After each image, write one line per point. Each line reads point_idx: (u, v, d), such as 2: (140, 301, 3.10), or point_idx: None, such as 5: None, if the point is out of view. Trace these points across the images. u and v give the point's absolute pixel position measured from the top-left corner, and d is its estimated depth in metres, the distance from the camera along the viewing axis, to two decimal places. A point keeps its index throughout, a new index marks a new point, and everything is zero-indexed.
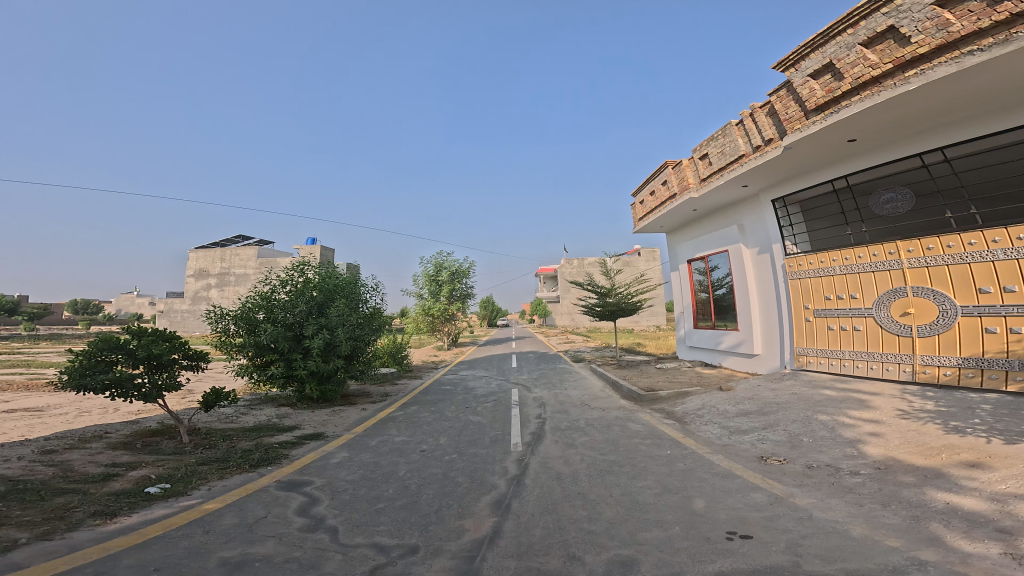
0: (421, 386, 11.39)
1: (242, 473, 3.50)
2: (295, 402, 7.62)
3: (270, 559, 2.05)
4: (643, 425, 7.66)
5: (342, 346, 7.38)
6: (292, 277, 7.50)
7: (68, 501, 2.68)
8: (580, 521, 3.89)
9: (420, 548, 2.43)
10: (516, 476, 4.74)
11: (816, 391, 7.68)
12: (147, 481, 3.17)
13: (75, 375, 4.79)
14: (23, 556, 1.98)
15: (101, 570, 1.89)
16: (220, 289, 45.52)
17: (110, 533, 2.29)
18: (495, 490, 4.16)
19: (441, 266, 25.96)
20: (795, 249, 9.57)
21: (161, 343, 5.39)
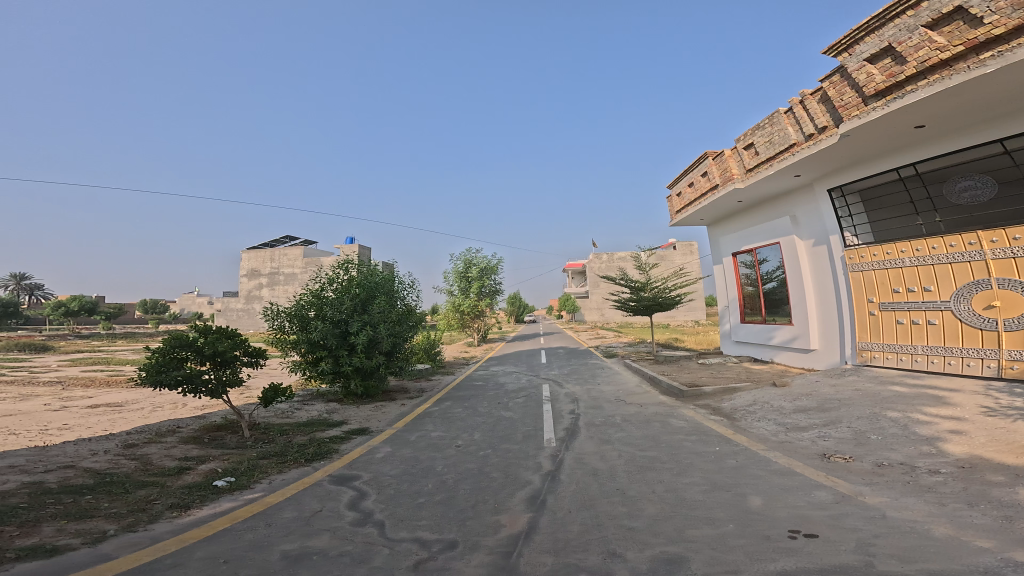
0: (453, 381, 11.76)
1: (299, 467, 3.79)
2: (341, 398, 8.13)
3: (326, 552, 2.19)
4: (687, 421, 7.40)
5: (383, 342, 7.76)
6: (337, 276, 7.94)
7: (149, 494, 3.04)
8: (619, 518, 3.85)
9: (459, 543, 2.52)
10: (551, 471, 4.78)
11: (883, 386, 7.02)
12: (214, 475, 3.52)
13: (153, 372, 5.39)
14: (113, 547, 2.26)
15: (179, 560, 2.11)
16: (271, 289, 49.05)
17: (186, 525, 2.56)
18: (529, 485, 4.23)
19: (470, 262, 26.48)
20: (855, 240, 8.74)
21: (225, 340, 5.94)
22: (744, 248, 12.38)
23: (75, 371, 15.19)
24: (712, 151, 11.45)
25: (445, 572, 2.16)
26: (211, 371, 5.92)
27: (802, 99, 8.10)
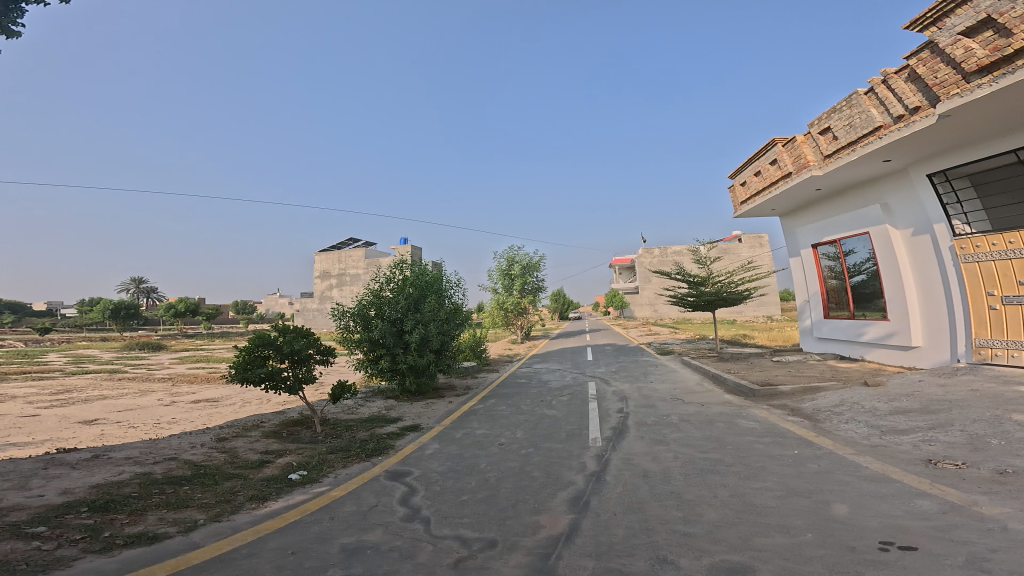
0: (498, 379, 12.09)
1: (360, 462, 4.17)
2: (395, 395, 8.74)
3: (379, 547, 2.40)
4: (760, 422, 6.87)
5: (433, 341, 8.22)
6: (394, 275, 8.46)
7: (234, 486, 3.54)
8: (673, 522, 3.72)
9: (498, 543, 2.64)
10: (596, 472, 4.75)
11: (1008, 387, 5.94)
12: (288, 468, 4.00)
13: (241, 369, 6.19)
14: (203, 535, 2.66)
15: (256, 549, 2.43)
16: (339, 289, 53.65)
17: (262, 516, 2.94)
18: (573, 486, 4.25)
19: (512, 260, 26.69)
20: (967, 229, 7.55)
21: (300, 338, 6.67)
22: (823, 241, 11.17)
23: (183, 370, 17.86)
24: (780, 138, 10.80)
25: (483, 571, 2.28)
26: (289, 369, 6.67)
27: (886, 79, 7.69)
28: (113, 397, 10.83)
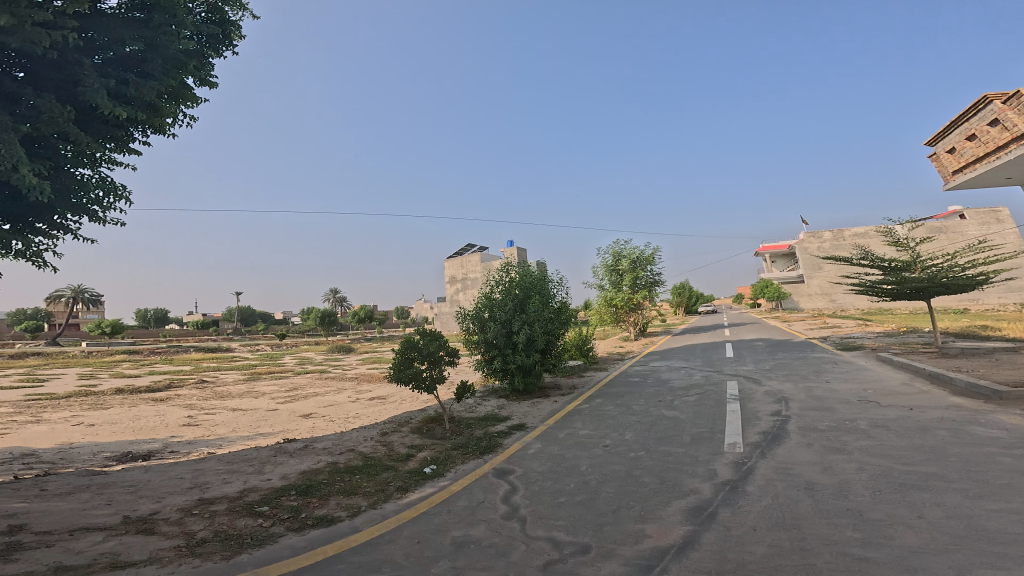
0: (606, 378, 12.02)
1: (474, 459, 5.00)
2: (506, 395, 9.56)
3: (480, 542, 2.92)
4: (1007, 430, 5.18)
5: (539, 341, 8.77)
6: (501, 278, 9.20)
7: (388, 477, 4.54)
8: (845, 544, 3.14)
9: (592, 551, 2.85)
10: (732, 481, 4.38)
11: None
12: (424, 462, 4.93)
13: (396, 369, 7.68)
14: (363, 520, 3.54)
15: (394, 536, 3.15)
16: (464, 291, 59.65)
17: (403, 505, 3.75)
18: (695, 495, 4.05)
19: (619, 255, 26.00)
20: None
21: (434, 341, 7.89)
22: None
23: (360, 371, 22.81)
24: (997, 94, 10.54)
25: (571, 574, 2.57)
26: (428, 369, 7.94)
27: None
28: (318, 394, 14.55)
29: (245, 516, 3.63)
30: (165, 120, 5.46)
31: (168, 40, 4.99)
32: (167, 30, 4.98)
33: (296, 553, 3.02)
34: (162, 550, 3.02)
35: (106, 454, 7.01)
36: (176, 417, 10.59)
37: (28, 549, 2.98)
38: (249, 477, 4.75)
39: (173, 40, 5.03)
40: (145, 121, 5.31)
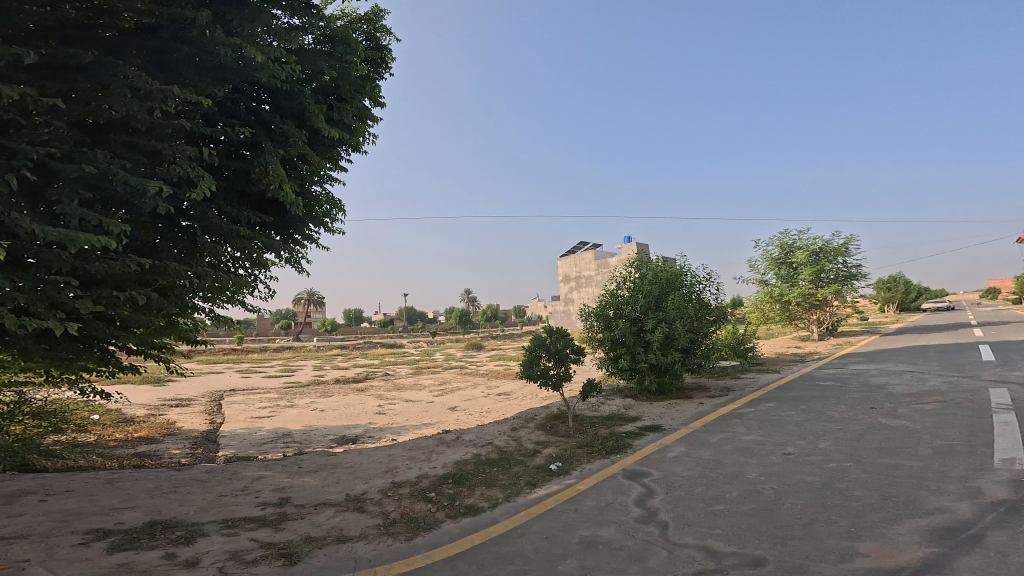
0: (770, 381, 10.51)
1: (600, 459, 4.95)
2: (635, 392, 9.80)
3: (610, 543, 2.89)
4: None
5: (677, 339, 8.85)
6: (629, 277, 9.60)
7: (518, 471, 4.84)
8: None
9: (763, 568, 2.54)
10: (1011, 502, 3.26)
11: None
12: (550, 459, 5.08)
13: (526, 367, 8.13)
14: (499, 512, 3.83)
15: (525, 530, 3.30)
16: (578, 290, 59.18)
17: (532, 501, 3.93)
18: (944, 515, 3.17)
19: (789, 248, 22.40)
20: None
21: (562, 338, 8.16)
22: None
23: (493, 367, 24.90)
24: None
25: None
26: (556, 367, 8.24)
27: None
28: (463, 388, 16.41)
29: (420, 501, 4.30)
30: (359, 139, 6.95)
31: (351, 69, 6.15)
32: (349, 59, 6.06)
33: (454, 539, 3.44)
34: (368, 527, 3.79)
35: (328, 437, 9.24)
36: (371, 405, 13.41)
37: (291, 519, 4.09)
38: (421, 463, 5.62)
39: (353, 69, 6.19)
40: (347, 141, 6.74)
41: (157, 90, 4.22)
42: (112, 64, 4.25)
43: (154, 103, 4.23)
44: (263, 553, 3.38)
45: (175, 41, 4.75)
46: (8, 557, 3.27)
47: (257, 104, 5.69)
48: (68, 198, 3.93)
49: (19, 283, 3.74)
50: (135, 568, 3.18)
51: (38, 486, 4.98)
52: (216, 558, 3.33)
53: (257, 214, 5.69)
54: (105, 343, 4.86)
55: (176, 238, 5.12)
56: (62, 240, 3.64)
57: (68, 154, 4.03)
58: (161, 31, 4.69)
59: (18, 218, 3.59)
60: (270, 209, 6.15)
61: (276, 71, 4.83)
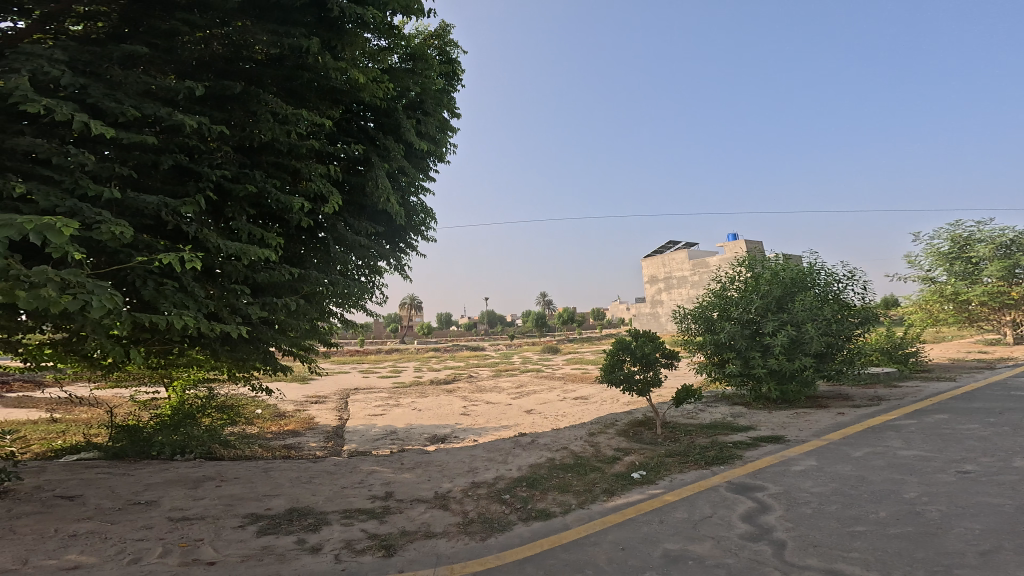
0: (941, 393, 8.33)
1: (696, 470, 4.59)
2: (752, 399, 9.64)
3: (703, 560, 2.64)
4: None
5: (806, 344, 8.76)
6: (739, 279, 9.85)
7: (595, 478, 4.59)
8: None
9: None
10: None
11: None
12: (632, 467, 4.82)
13: (607, 372, 7.99)
14: (571, 519, 3.64)
15: (600, 539, 3.11)
16: (670, 292, 55.21)
17: (608, 509, 3.70)
18: None
19: (965, 241, 18.14)
20: None
21: (649, 342, 7.95)
22: None
23: (571, 370, 24.64)
24: None
25: None
26: (640, 372, 8.05)
27: None
28: (541, 390, 16.55)
29: (495, 502, 4.31)
30: (443, 149, 7.86)
31: (430, 83, 6.89)
32: (426, 73, 6.80)
33: (525, 542, 3.37)
34: (450, 525, 3.92)
35: (425, 435, 10.00)
36: (454, 406, 14.26)
37: (393, 513, 4.43)
38: (498, 465, 5.67)
39: (432, 82, 6.95)
40: (433, 152, 7.69)
41: (292, 114, 4.83)
42: (256, 95, 4.90)
43: (291, 126, 4.84)
44: (370, 544, 3.70)
45: (297, 68, 5.26)
46: (192, 534, 4.09)
47: (363, 123, 6.55)
48: (240, 217, 4.90)
49: (212, 291, 4.79)
50: (277, 550, 3.71)
51: (217, 472, 6.19)
52: (335, 545, 3.74)
53: (371, 225, 6.85)
54: (265, 344, 5.88)
55: (314, 248, 6.21)
56: (239, 251, 4.51)
57: (235, 174, 4.86)
58: (286, 61, 5.19)
59: (207, 234, 4.43)
60: (381, 218, 7.28)
61: (375, 89, 5.44)
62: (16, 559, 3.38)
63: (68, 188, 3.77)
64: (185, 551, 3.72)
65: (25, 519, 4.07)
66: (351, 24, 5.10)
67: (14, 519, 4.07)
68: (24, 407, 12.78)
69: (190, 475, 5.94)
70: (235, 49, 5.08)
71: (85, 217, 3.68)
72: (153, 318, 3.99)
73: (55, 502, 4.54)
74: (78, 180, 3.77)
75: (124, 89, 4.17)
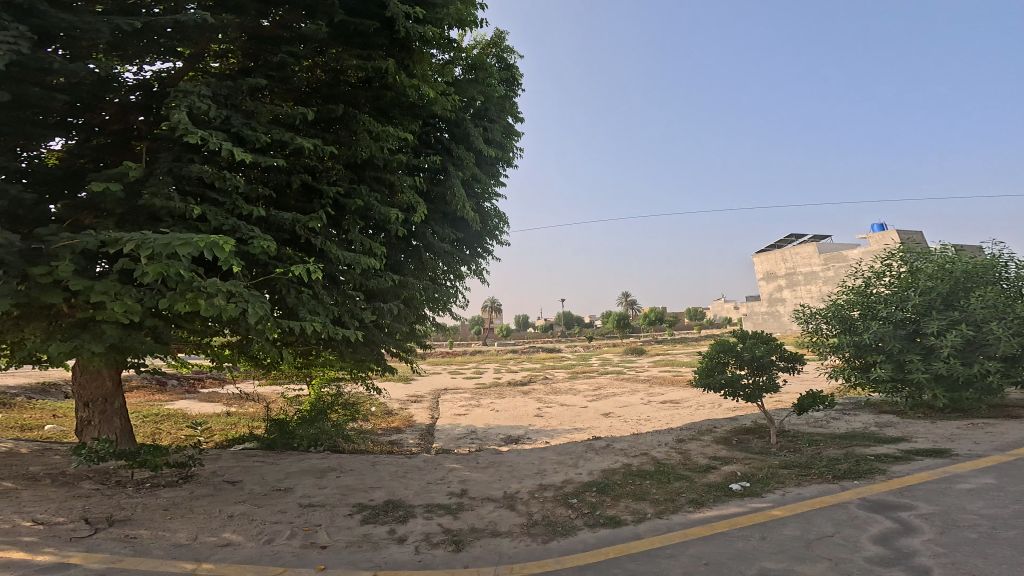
0: None
1: (815, 484, 4.61)
2: (907, 408, 7.75)
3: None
4: None
5: (994, 346, 6.91)
6: (889, 271, 8.28)
7: (681, 487, 4.82)
8: None
9: None
10: None
11: None
12: (730, 479, 5.03)
13: (704, 375, 7.24)
14: (644, 528, 3.84)
15: (676, 552, 3.31)
16: (794, 290, 48.55)
17: (691, 521, 3.93)
18: None
19: None
20: None
21: (761, 344, 7.11)
22: None
23: (660, 373, 23.15)
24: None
25: None
26: (749, 376, 7.19)
27: None
28: (620, 396, 16.02)
29: (560, 506, 4.42)
30: (510, 153, 8.15)
31: (490, 89, 7.20)
32: (487, 81, 7.08)
33: (587, 548, 3.50)
34: (514, 525, 4.05)
35: (501, 435, 10.33)
36: (527, 407, 14.38)
37: (466, 509, 4.56)
38: (567, 468, 5.70)
39: (493, 89, 7.24)
40: (502, 157, 8.01)
41: (382, 131, 5.35)
42: (356, 116, 5.43)
43: (383, 142, 5.37)
44: (443, 537, 3.89)
45: (383, 87, 5.70)
46: (313, 519, 4.58)
47: (439, 134, 6.98)
48: (353, 228, 5.50)
49: (336, 298, 5.50)
50: (372, 538, 4.03)
51: (338, 464, 7.06)
52: (415, 537, 3.96)
53: (452, 232, 7.37)
54: (378, 345, 6.61)
55: (410, 253, 6.78)
56: (353, 260, 5.14)
57: (347, 190, 5.51)
58: (373, 82, 5.67)
59: (329, 246, 5.10)
60: (461, 225, 7.71)
61: (444, 102, 5.85)
62: (189, 536, 4.13)
63: (229, 209, 4.58)
64: (306, 535, 4.19)
65: (203, 500, 5.08)
66: (418, 42, 5.48)
67: (194, 499, 5.07)
68: (212, 402, 16.27)
69: (318, 466, 6.87)
70: (334, 75, 5.67)
71: (242, 234, 4.48)
72: (296, 323, 4.76)
73: (222, 486, 5.59)
74: (236, 202, 4.58)
75: (257, 119, 4.82)
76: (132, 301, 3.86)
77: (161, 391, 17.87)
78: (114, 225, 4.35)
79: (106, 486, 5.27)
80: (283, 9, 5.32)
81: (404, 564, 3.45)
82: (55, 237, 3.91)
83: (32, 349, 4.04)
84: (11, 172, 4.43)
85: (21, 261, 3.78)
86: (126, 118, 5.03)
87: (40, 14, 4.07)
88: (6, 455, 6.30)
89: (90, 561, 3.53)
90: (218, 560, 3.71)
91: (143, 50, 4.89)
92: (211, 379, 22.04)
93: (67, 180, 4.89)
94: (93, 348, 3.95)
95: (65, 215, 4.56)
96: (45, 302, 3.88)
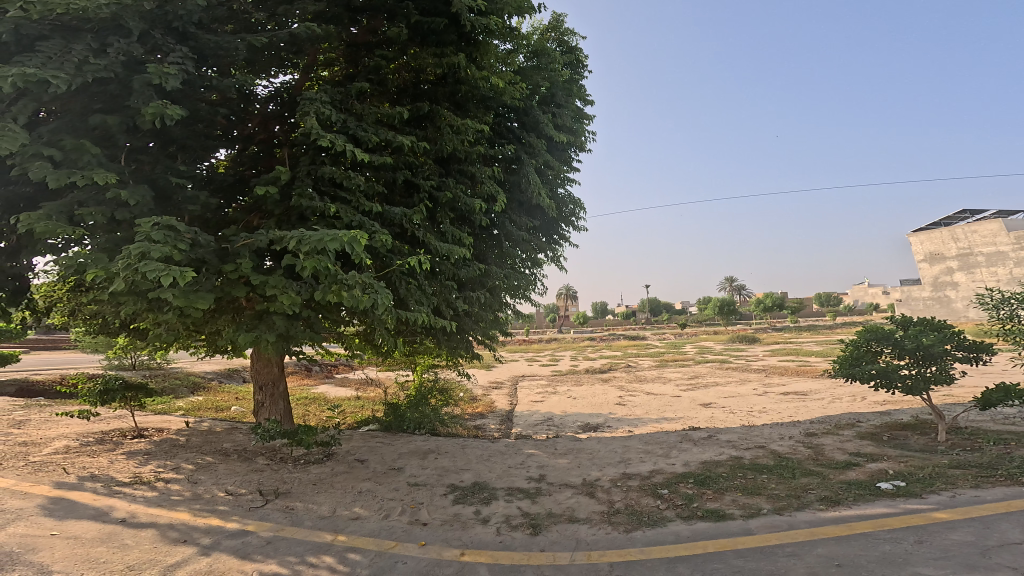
0: None
1: (1003, 488, 3.66)
2: None
3: None
4: None
5: None
6: None
7: (808, 484, 4.11)
8: None
9: None
10: None
11: None
12: (879, 477, 4.16)
13: (847, 365, 6.05)
14: (757, 524, 3.40)
15: (799, 551, 2.91)
16: (970, 272, 38.81)
17: (819, 521, 3.36)
18: None
19: None
20: None
21: (930, 334, 5.73)
22: None
23: (773, 362, 20.39)
24: None
25: None
26: (910, 366, 5.86)
27: None
28: (720, 385, 14.52)
29: (648, 496, 4.18)
30: (582, 137, 7.98)
31: (555, 72, 7.18)
32: (551, 64, 7.07)
33: (679, 541, 3.25)
34: (593, 512, 3.96)
35: (578, 423, 10.22)
36: (614, 395, 13.86)
37: (544, 494, 4.58)
38: (658, 458, 5.34)
39: (557, 72, 7.21)
40: (573, 141, 7.91)
41: (461, 124, 5.66)
42: (439, 112, 5.80)
43: (464, 135, 5.68)
44: (522, 521, 3.98)
45: (457, 82, 6.02)
46: (418, 497, 5.00)
47: (510, 124, 7.15)
48: (446, 220, 5.91)
49: (434, 287, 5.97)
50: (462, 518, 4.25)
51: (436, 446, 7.61)
52: (497, 519, 4.10)
53: (529, 220, 7.46)
54: (468, 332, 7.00)
55: (493, 243, 7.04)
56: (449, 251, 5.52)
57: (439, 183, 5.92)
58: (448, 79, 6.03)
59: (429, 238, 5.56)
60: (537, 214, 7.77)
61: (512, 90, 6.06)
62: (331, 509, 4.81)
63: (355, 206, 5.22)
64: (412, 512, 4.58)
65: (340, 476, 5.90)
66: (481, 34, 5.71)
67: (335, 475, 5.92)
68: (343, 386, 19.13)
69: (421, 447, 7.50)
70: (416, 74, 6.12)
71: (367, 229, 5.06)
72: (406, 313, 5.28)
73: (354, 464, 6.44)
74: (359, 200, 5.19)
75: (365, 121, 5.44)
76: (294, 294, 4.61)
77: (308, 375, 21.67)
78: (274, 224, 5.22)
79: (273, 461, 6.47)
80: (367, 15, 5.99)
81: (488, 545, 3.60)
82: (235, 239, 4.85)
83: (227, 336, 5.10)
84: (198, 180, 5.45)
85: (216, 261, 4.78)
86: (267, 127, 6.03)
87: (192, 36, 5.13)
88: (208, 432, 8.16)
89: (262, 529, 4.32)
90: (351, 532, 4.24)
91: (268, 63, 5.96)
92: (341, 365, 25.75)
93: (236, 187, 5.96)
94: (269, 336, 4.83)
95: (240, 217, 5.62)
96: (235, 295, 4.84)
